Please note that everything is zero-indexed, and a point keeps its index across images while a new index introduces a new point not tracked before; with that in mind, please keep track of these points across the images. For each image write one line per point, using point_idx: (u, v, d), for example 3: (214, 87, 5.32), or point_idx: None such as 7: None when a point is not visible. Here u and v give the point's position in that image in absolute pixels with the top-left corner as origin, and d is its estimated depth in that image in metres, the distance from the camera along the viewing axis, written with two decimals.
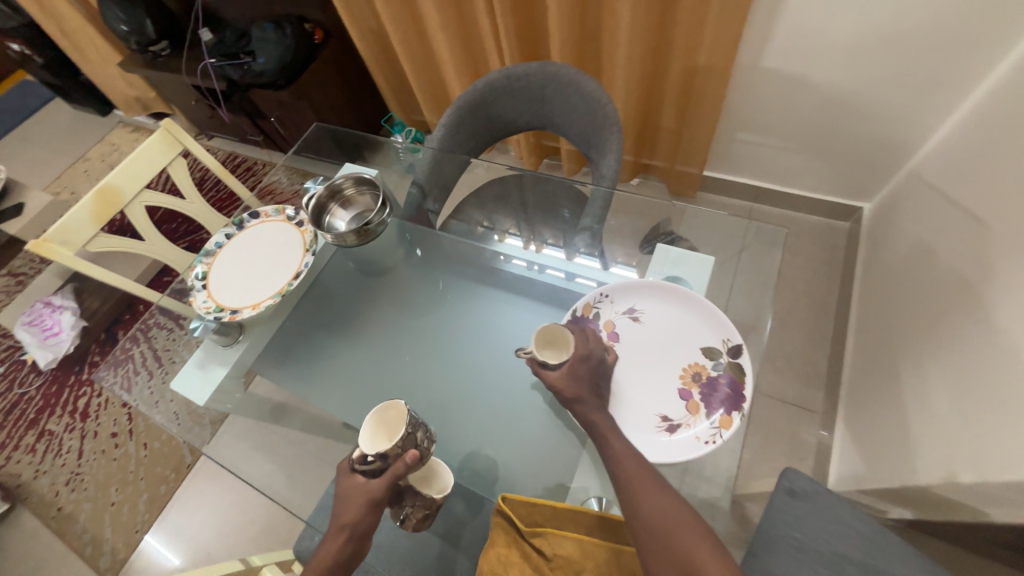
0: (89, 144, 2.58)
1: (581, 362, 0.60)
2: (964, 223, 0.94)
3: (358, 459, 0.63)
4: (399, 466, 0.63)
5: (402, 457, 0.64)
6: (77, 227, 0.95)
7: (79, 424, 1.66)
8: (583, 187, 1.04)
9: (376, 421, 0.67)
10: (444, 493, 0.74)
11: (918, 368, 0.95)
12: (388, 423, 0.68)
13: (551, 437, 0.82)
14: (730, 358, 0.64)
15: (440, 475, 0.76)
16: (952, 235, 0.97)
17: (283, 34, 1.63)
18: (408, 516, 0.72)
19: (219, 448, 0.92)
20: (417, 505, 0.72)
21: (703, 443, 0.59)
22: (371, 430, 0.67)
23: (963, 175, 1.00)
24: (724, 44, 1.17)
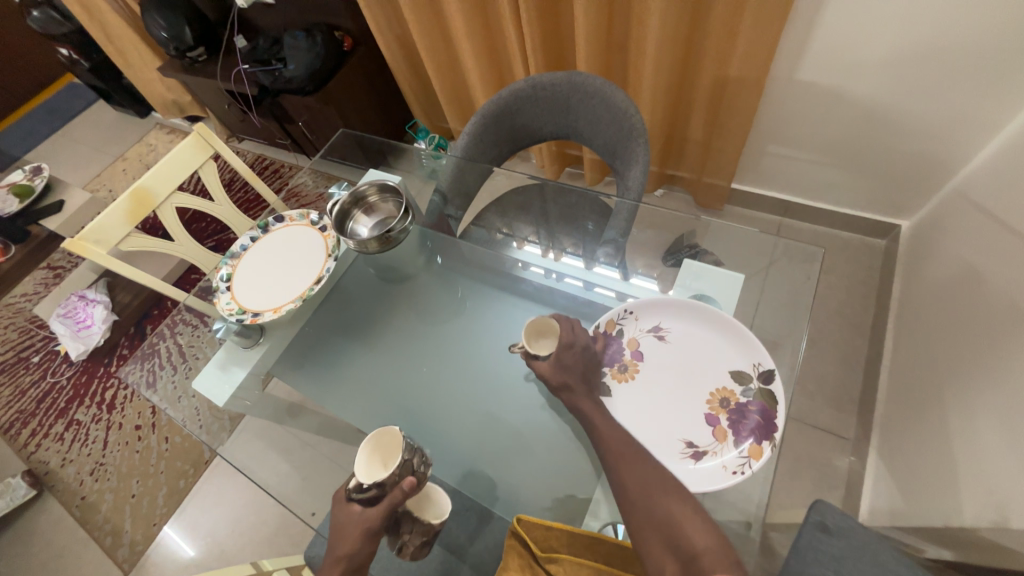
0: (128, 144, 2.69)
1: (566, 350, 0.63)
2: (1016, 247, 0.88)
3: (354, 487, 0.63)
4: (396, 494, 0.62)
5: (399, 484, 0.63)
6: (111, 226, 0.98)
7: (105, 415, 1.71)
8: (608, 199, 1.02)
9: (372, 446, 0.68)
10: (441, 519, 0.69)
11: (963, 400, 0.89)
12: (386, 448, 0.68)
13: (564, 451, 0.79)
14: (761, 383, 0.60)
15: (437, 501, 0.71)
16: (1000, 259, 0.92)
17: (313, 42, 1.66)
18: (404, 545, 0.67)
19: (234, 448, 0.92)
20: (415, 533, 0.67)
21: (730, 473, 0.56)
22: (367, 458, 0.67)
23: (1014, 196, 0.94)
24: (760, 55, 1.14)
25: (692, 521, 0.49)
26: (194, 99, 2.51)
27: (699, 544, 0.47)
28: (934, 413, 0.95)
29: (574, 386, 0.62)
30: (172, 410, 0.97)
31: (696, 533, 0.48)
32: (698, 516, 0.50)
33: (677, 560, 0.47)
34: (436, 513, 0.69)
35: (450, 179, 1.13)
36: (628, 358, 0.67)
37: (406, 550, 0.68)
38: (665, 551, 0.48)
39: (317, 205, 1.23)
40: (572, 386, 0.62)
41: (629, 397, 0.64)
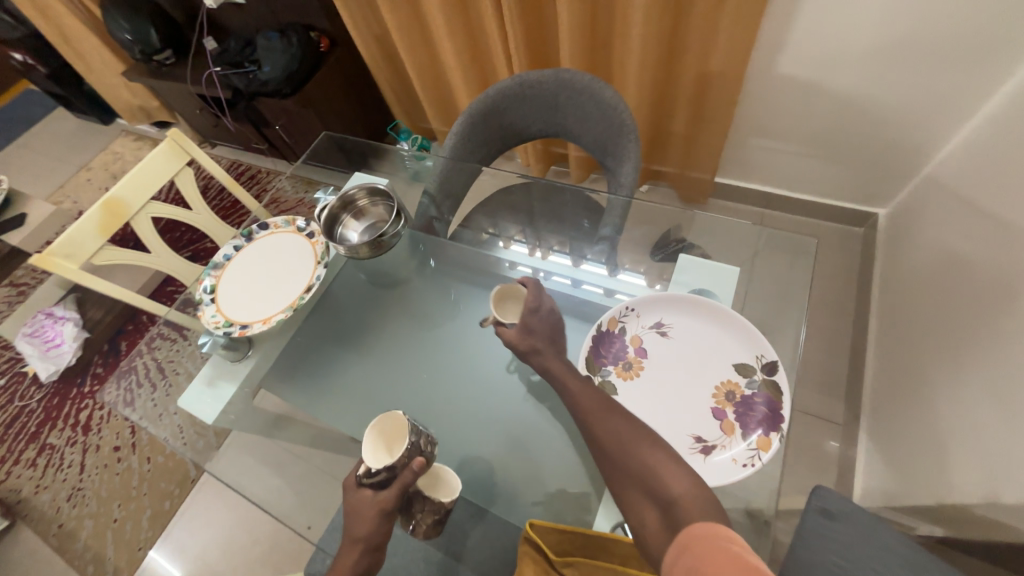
0: (92, 153, 2.57)
1: (532, 315, 0.69)
2: (993, 231, 0.91)
3: (364, 474, 0.63)
4: (407, 475, 0.63)
5: (410, 466, 0.63)
6: (81, 240, 0.93)
7: (81, 438, 1.63)
8: (597, 196, 1.02)
9: (377, 432, 0.69)
10: (453, 496, 0.69)
11: (948, 380, 0.92)
12: (392, 434, 0.70)
13: (558, 448, 0.80)
14: (765, 374, 0.61)
15: (448, 479, 0.72)
16: (978, 244, 0.95)
17: (289, 42, 1.61)
18: (418, 523, 0.69)
19: (224, 465, 0.89)
20: (428, 513, 0.68)
21: (741, 466, 0.56)
22: (372, 444, 0.69)
23: (988, 182, 0.98)
24: (740, 50, 1.15)
25: (673, 474, 0.52)
26: (161, 104, 2.41)
27: (678, 493, 0.49)
28: (919, 393, 0.99)
29: (542, 349, 0.68)
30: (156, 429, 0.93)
31: (676, 484, 0.50)
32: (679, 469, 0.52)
33: (660, 512, 0.50)
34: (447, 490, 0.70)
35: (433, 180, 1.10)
36: (632, 356, 0.67)
37: (420, 529, 0.69)
38: (650, 506, 0.51)
39: (300, 210, 1.19)
40: (540, 348, 0.68)
41: (635, 394, 0.64)
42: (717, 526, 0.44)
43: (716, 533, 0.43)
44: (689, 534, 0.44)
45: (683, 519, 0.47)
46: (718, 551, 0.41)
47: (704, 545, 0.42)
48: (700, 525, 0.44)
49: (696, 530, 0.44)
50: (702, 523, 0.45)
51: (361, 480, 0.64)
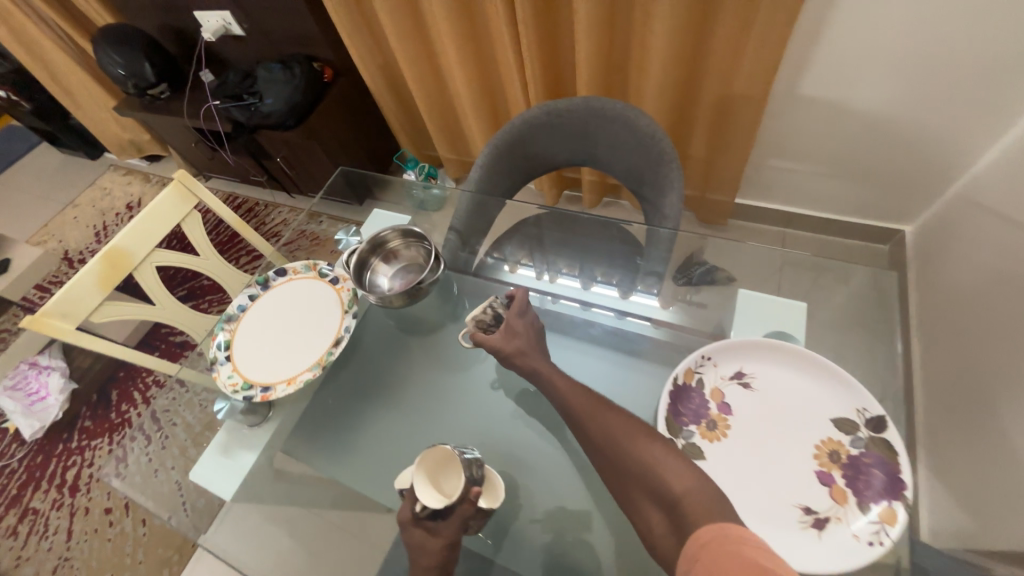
0: (79, 189, 2.47)
1: (517, 317, 0.73)
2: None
3: (423, 512, 0.60)
4: (467, 507, 0.62)
5: (469, 498, 0.62)
6: (80, 296, 0.87)
7: (67, 500, 1.49)
8: (631, 228, 0.98)
9: (424, 465, 0.64)
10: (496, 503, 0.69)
11: (1010, 409, 0.87)
12: (440, 462, 0.66)
13: (565, 473, 0.78)
14: (871, 432, 0.55)
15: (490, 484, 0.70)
16: None
17: (291, 74, 1.56)
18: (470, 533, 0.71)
19: (219, 537, 0.80)
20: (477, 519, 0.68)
21: (865, 544, 0.49)
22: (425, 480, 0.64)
23: None
24: (762, 74, 1.11)
25: (675, 468, 0.49)
26: (153, 138, 2.33)
27: (680, 491, 0.46)
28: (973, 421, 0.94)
29: (528, 352, 0.69)
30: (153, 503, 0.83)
31: (678, 479, 0.48)
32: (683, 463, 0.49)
33: (663, 512, 0.47)
34: (493, 497, 0.68)
35: (439, 210, 1.09)
36: (715, 412, 0.61)
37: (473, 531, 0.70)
38: (653, 505, 0.49)
39: (304, 243, 1.12)
40: (524, 350, 0.70)
41: (726, 458, 0.57)
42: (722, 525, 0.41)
43: (721, 535, 0.40)
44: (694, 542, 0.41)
45: (688, 519, 0.44)
46: (725, 558, 0.38)
47: (709, 553, 0.39)
48: (705, 531, 0.41)
49: (704, 536, 0.41)
50: (707, 525, 0.42)
51: (416, 515, 0.61)
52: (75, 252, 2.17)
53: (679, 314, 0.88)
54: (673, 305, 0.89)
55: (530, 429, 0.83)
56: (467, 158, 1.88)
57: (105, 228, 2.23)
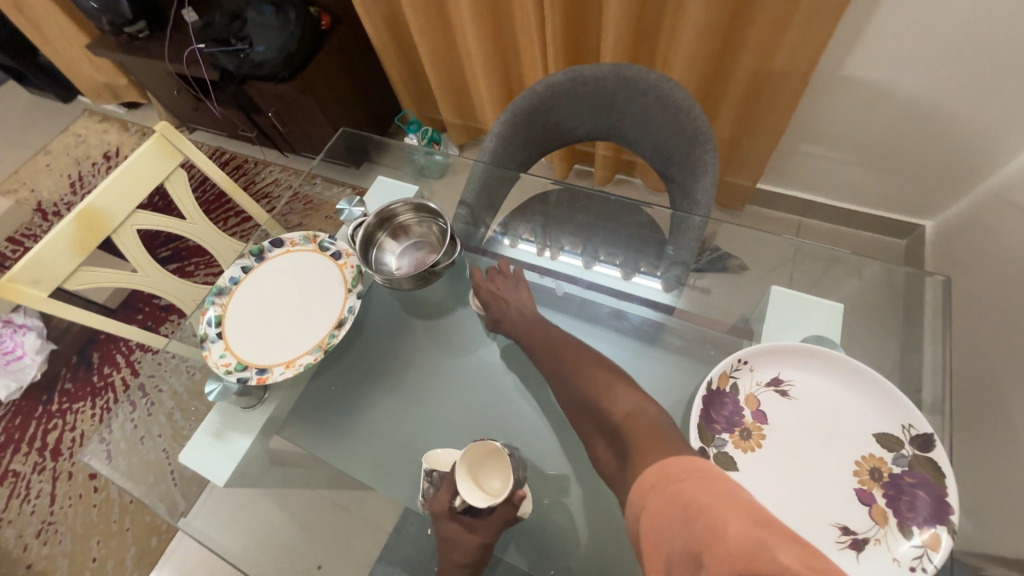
0: (51, 135, 2.29)
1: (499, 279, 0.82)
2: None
3: (461, 507, 0.58)
4: (507, 510, 0.58)
5: (509, 500, 0.58)
6: (53, 260, 0.79)
7: (50, 464, 1.44)
8: (654, 212, 0.91)
9: (467, 459, 0.60)
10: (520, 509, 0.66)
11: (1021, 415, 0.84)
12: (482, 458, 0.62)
13: (555, 458, 0.76)
14: (916, 450, 0.52)
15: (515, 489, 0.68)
16: None
17: (285, 19, 1.42)
18: None
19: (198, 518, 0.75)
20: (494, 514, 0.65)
21: (906, 569, 0.48)
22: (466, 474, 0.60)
23: None
24: (809, 50, 1.03)
25: (624, 403, 0.55)
26: (131, 82, 2.15)
27: (623, 420, 0.52)
28: (978, 424, 0.94)
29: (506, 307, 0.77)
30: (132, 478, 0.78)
31: (622, 409, 0.54)
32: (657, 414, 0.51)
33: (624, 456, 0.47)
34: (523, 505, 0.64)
35: (440, 177, 1.01)
36: (749, 420, 0.58)
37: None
38: (609, 447, 0.52)
39: (299, 209, 1.03)
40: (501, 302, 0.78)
41: (761, 471, 0.55)
42: (666, 463, 0.38)
43: (665, 474, 0.37)
44: (637, 488, 0.38)
45: (633, 450, 0.45)
46: (667, 499, 0.35)
47: (653, 496, 0.36)
48: (648, 474, 0.38)
49: (648, 480, 0.38)
50: (653, 467, 0.38)
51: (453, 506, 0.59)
52: (49, 204, 2.03)
53: (681, 297, 0.85)
54: (678, 289, 0.86)
55: (532, 423, 0.79)
56: (472, 123, 1.77)
57: (81, 178, 2.09)
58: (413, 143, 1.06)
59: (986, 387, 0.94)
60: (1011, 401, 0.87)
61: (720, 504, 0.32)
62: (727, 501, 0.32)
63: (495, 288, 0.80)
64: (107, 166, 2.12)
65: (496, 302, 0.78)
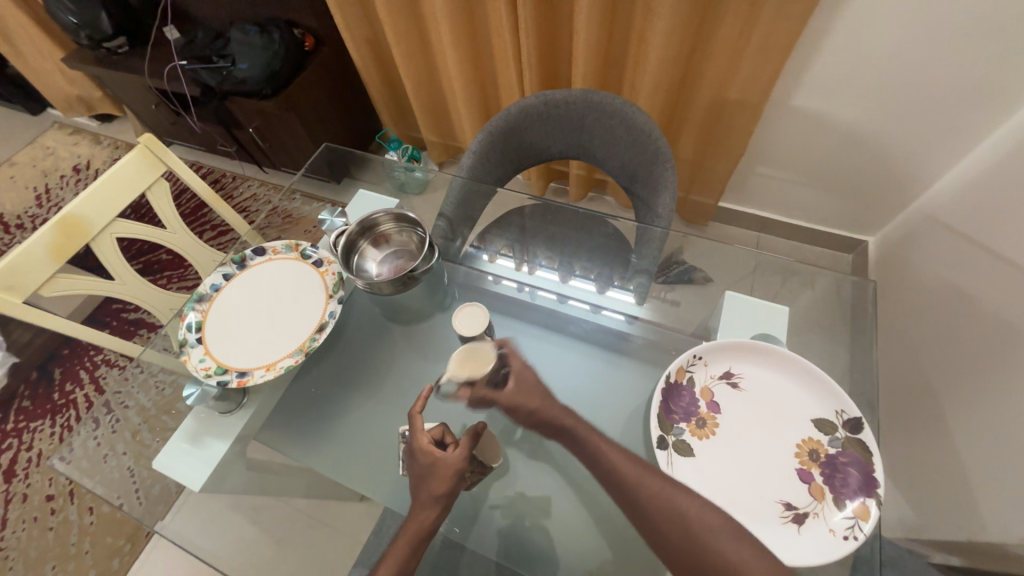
0: (18, 146, 2.24)
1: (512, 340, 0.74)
2: (982, 263, 0.95)
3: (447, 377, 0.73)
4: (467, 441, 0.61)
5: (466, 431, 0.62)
6: (30, 267, 0.79)
7: (2, 486, 1.37)
8: (621, 225, 0.98)
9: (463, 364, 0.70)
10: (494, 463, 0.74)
11: (951, 409, 0.92)
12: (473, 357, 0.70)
13: (541, 457, 0.81)
14: (848, 432, 0.59)
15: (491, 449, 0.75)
16: (982, 269, 0.94)
17: (269, 39, 1.46)
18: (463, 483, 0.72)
19: (173, 525, 0.74)
20: (475, 471, 0.72)
21: (841, 538, 0.53)
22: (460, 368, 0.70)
23: (981, 215, 0.99)
24: (755, 81, 1.16)
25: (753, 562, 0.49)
26: (106, 96, 2.14)
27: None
28: (917, 419, 1.02)
29: None
30: (99, 487, 0.76)
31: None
32: (732, 542, 0.50)
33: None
34: (493, 455, 0.75)
35: (421, 192, 1.06)
36: (704, 411, 0.64)
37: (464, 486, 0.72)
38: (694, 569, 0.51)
39: (279, 221, 1.05)
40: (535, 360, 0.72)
41: (713, 457, 0.61)
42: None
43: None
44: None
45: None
46: None
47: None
48: None
49: None
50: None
51: (430, 438, 0.63)
52: (12, 216, 1.97)
53: (647, 307, 0.91)
54: (646, 300, 0.92)
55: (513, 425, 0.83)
56: (452, 142, 1.84)
57: (48, 191, 2.04)
58: (393, 158, 1.10)
59: (921, 383, 1.04)
60: (941, 396, 0.96)
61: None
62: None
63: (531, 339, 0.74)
64: (76, 178, 2.08)
65: None
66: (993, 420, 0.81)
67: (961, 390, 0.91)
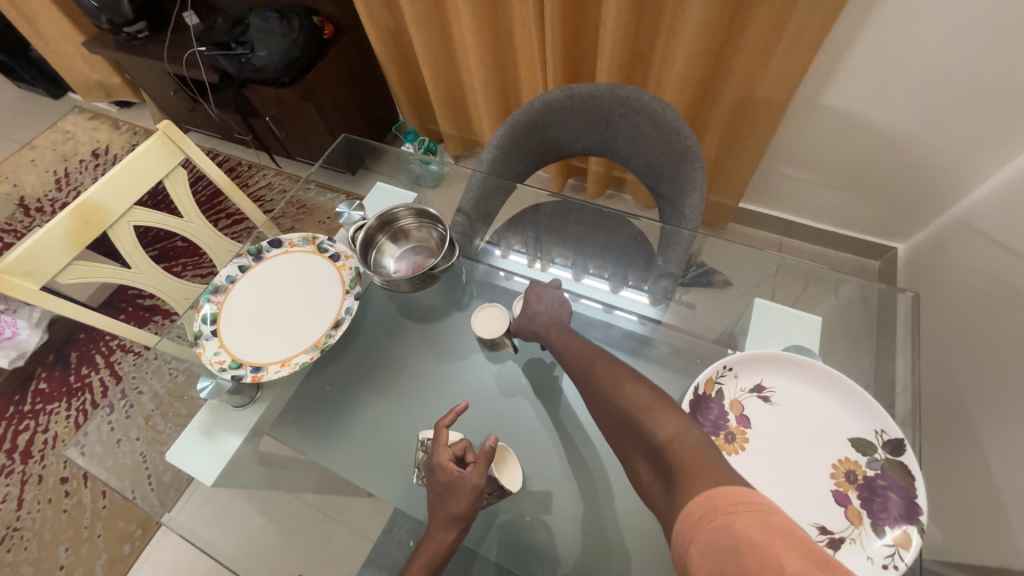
0: (39, 130, 2.26)
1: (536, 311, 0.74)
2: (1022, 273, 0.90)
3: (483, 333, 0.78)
4: (483, 456, 0.59)
5: (484, 447, 0.59)
6: (47, 254, 0.79)
7: (19, 466, 1.39)
8: (645, 225, 0.95)
9: (486, 322, 0.79)
10: (513, 489, 0.69)
11: (983, 430, 0.88)
12: (487, 316, 0.80)
13: (554, 464, 0.78)
14: (888, 454, 0.57)
15: (511, 469, 0.71)
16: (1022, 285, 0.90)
17: (288, 27, 1.44)
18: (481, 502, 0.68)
19: (182, 517, 0.73)
20: (494, 494, 0.68)
21: (879, 567, 0.51)
22: (485, 325, 0.79)
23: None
24: (787, 81, 1.11)
25: (667, 420, 0.45)
26: (125, 81, 2.14)
27: (667, 440, 0.42)
28: (947, 436, 0.98)
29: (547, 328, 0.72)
30: (111, 476, 0.76)
31: (666, 429, 0.43)
32: (662, 408, 0.46)
33: (665, 481, 0.40)
34: (513, 480, 0.70)
35: (437, 186, 1.03)
36: (733, 425, 0.62)
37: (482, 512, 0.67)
38: (640, 453, 0.45)
39: (293, 212, 1.04)
40: None
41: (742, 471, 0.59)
42: (712, 490, 0.34)
43: (712, 504, 0.33)
44: (682, 520, 0.34)
45: (678, 471, 0.39)
46: (717, 533, 0.32)
47: (700, 532, 0.33)
48: (693, 505, 0.34)
49: (690, 512, 0.34)
50: (696, 493, 0.35)
51: (449, 454, 0.61)
52: (32, 199, 1.99)
53: (667, 311, 0.88)
54: (665, 304, 0.89)
55: (529, 427, 0.81)
56: (468, 135, 1.81)
57: (67, 175, 2.06)
58: (409, 150, 1.08)
59: (952, 399, 0.99)
60: (976, 415, 0.91)
61: (775, 541, 0.30)
62: (778, 534, 0.30)
63: (549, 329, 0.71)
64: (95, 162, 2.09)
65: (532, 316, 0.75)
66: None
67: (996, 411, 0.86)
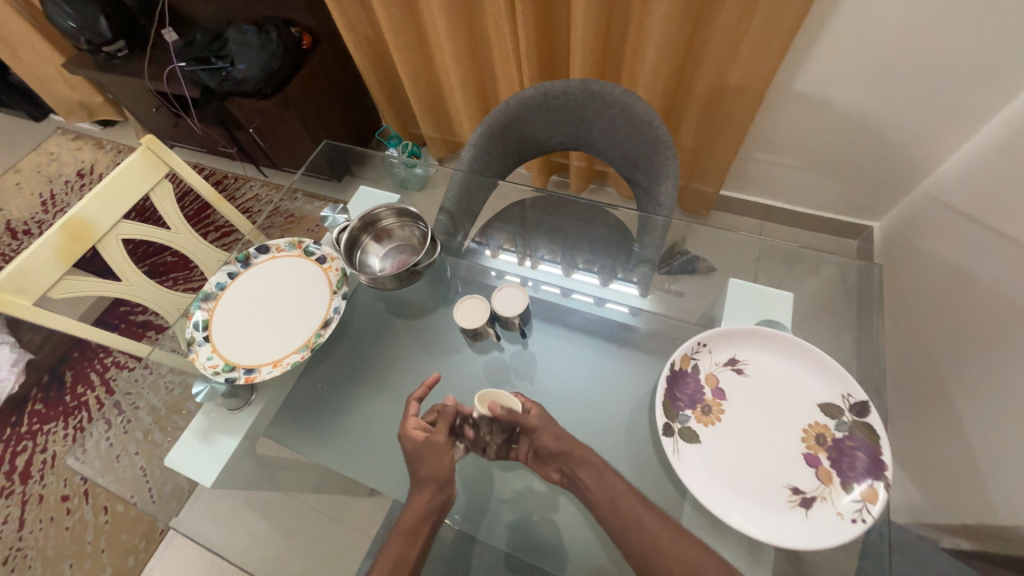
0: (21, 153, 2.26)
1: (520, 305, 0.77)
2: (985, 243, 0.94)
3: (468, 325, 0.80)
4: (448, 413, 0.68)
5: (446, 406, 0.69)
6: (38, 269, 0.80)
7: (19, 487, 1.39)
8: (624, 215, 0.98)
9: (471, 313, 0.81)
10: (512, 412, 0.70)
11: (954, 395, 0.92)
12: (471, 308, 0.81)
13: None
14: (855, 416, 0.60)
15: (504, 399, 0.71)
16: (985, 255, 0.94)
17: (267, 39, 1.46)
18: (488, 445, 0.72)
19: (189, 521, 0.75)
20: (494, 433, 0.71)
21: (849, 521, 0.55)
22: (471, 316, 0.81)
23: (988, 198, 0.98)
24: (756, 68, 1.14)
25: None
26: (106, 100, 2.14)
27: None
28: (923, 403, 1.01)
29: None
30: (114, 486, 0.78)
31: None
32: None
33: None
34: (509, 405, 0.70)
35: (420, 187, 1.05)
36: (710, 398, 0.66)
37: (489, 450, 0.72)
38: None
39: (279, 219, 1.05)
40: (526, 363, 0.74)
41: (719, 440, 0.62)
42: None
43: None
44: None
45: None
46: None
47: None
48: None
49: None
50: None
51: (415, 423, 0.67)
52: (18, 223, 1.99)
53: (649, 298, 0.91)
54: (650, 293, 0.92)
55: None
56: (451, 137, 1.83)
57: (53, 196, 2.06)
58: (392, 153, 1.10)
59: (926, 367, 1.03)
60: (948, 380, 0.95)
61: None
62: None
63: None
64: (80, 182, 2.10)
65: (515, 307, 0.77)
66: (998, 402, 0.80)
67: (965, 375, 0.90)
